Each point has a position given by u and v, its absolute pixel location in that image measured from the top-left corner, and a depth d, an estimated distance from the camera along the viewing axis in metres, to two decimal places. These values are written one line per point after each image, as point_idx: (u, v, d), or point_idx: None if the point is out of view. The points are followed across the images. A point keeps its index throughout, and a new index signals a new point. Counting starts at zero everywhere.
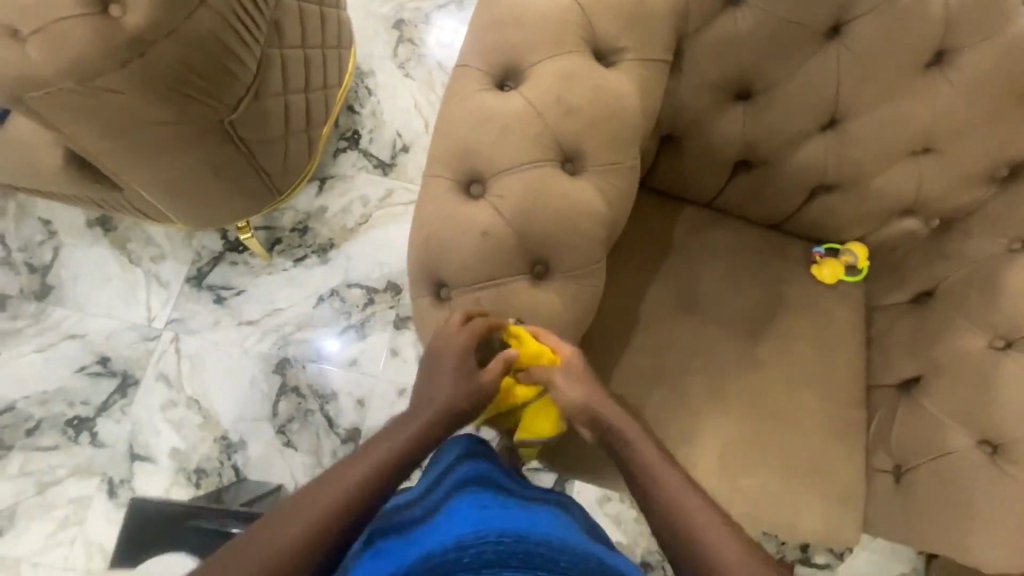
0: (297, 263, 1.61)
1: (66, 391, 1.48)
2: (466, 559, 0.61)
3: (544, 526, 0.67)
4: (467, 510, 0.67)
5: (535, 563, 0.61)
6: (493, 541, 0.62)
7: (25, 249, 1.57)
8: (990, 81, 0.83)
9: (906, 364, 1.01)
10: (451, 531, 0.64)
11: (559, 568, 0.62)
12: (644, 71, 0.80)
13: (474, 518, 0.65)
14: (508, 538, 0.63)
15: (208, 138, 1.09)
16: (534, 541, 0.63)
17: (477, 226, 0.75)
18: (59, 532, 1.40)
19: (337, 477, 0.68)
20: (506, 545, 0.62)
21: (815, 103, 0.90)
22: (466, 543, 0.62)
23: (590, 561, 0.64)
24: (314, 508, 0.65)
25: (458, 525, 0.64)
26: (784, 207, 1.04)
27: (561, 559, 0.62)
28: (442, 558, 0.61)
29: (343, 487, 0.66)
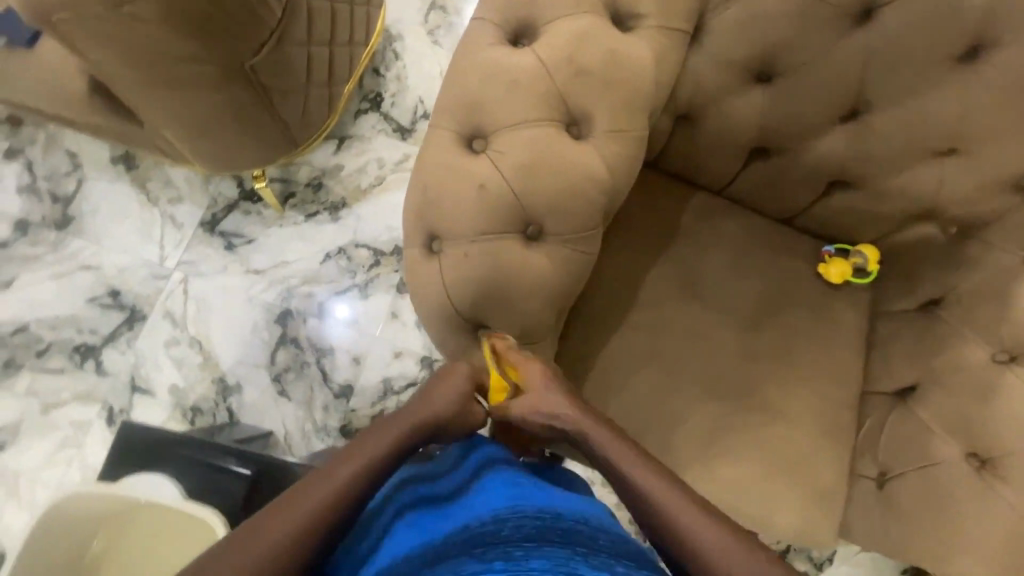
0: (308, 218, 1.63)
1: (77, 319, 1.53)
2: (503, 532, 0.56)
3: (578, 504, 0.63)
4: (499, 486, 0.63)
5: (574, 539, 0.56)
6: (530, 516, 0.58)
7: (50, 179, 1.61)
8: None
9: (904, 372, 0.98)
10: (484, 506, 0.60)
11: (600, 545, 0.57)
12: (662, 40, 0.78)
13: (506, 493, 0.62)
14: (544, 515, 0.58)
15: (229, 78, 1.11)
16: (572, 519, 0.59)
17: (475, 180, 0.75)
18: (59, 451, 1.45)
19: (323, 479, 0.64)
20: (543, 521, 0.58)
21: (838, 91, 0.87)
22: (502, 516, 0.58)
23: (626, 542, 0.60)
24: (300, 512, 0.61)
25: (494, 500, 0.61)
26: (797, 200, 1.02)
27: (600, 538, 0.58)
28: (480, 530, 0.57)
29: (329, 490, 0.63)
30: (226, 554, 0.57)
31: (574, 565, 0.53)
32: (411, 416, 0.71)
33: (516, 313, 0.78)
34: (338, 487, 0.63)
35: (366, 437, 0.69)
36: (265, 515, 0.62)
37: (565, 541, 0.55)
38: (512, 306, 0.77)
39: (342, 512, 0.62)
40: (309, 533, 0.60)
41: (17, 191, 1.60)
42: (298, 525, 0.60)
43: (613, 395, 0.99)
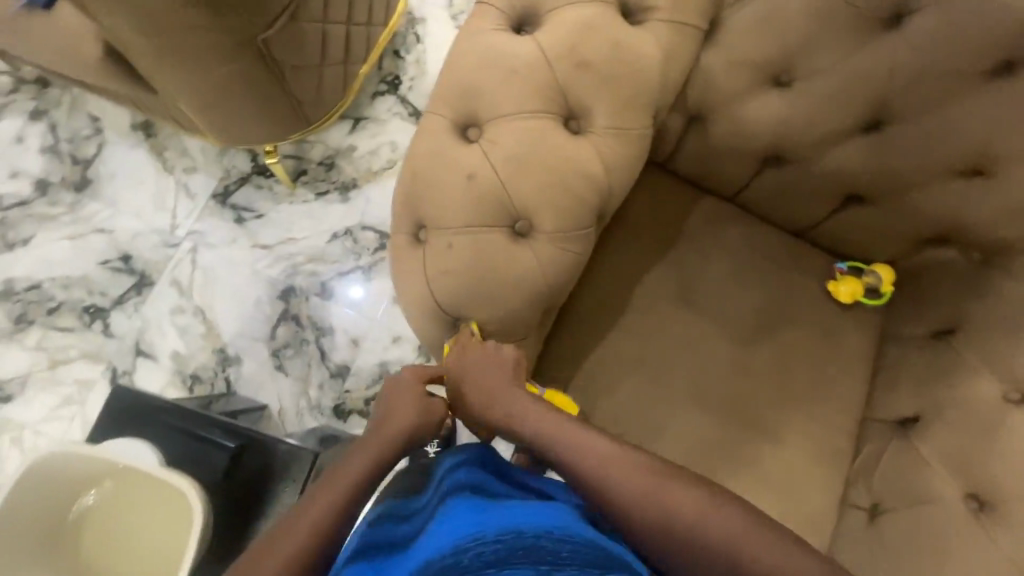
0: (318, 197, 1.63)
1: (88, 280, 1.57)
2: (464, 563, 0.55)
3: (545, 516, 0.60)
4: (460, 510, 0.60)
5: (536, 559, 0.55)
6: (492, 541, 0.56)
7: (72, 141, 1.65)
8: None
9: (908, 402, 0.93)
10: (443, 536, 0.57)
11: (563, 559, 0.56)
12: (673, 35, 0.75)
13: (467, 521, 0.58)
14: (507, 535, 0.56)
15: (242, 52, 1.11)
16: (535, 537, 0.57)
17: (464, 169, 0.73)
18: (63, 406, 1.50)
19: (292, 524, 0.65)
20: (506, 544, 0.56)
21: (859, 100, 0.82)
22: (464, 546, 0.56)
23: (595, 548, 0.58)
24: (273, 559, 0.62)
25: (457, 526, 0.58)
26: (810, 212, 0.97)
27: (563, 550, 0.56)
28: (442, 564, 0.55)
29: (301, 533, 0.64)
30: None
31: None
32: (373, 444, 0.74)
33: (497, 310, 0.75)
34: (312, 523, 0.65)
35: (333, 475, 0.70)
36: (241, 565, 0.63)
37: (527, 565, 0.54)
38: (495, 303, 0.74)
39: (313, 560, 0.63)
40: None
41: (41, 151, 1.64)
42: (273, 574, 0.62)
43: (599, 399, 0.97)
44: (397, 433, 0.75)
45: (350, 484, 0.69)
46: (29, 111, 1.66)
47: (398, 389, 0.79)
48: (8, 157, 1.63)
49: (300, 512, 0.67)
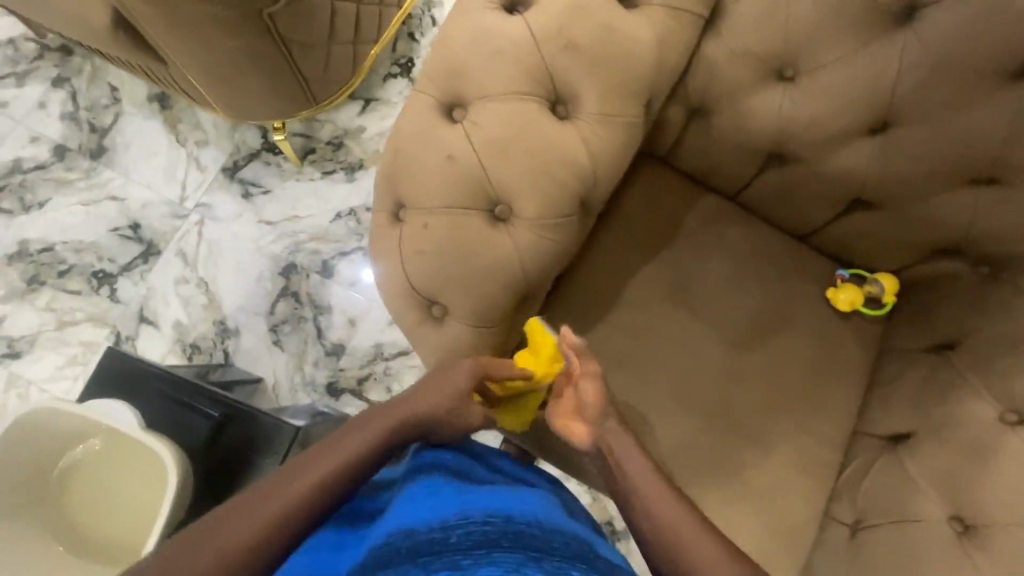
0: (324, 176, 1.64)
1: (99, 246, 1.60)
2: (452, 539, 0.52)
3: (535, 510, 0.59)
4: (446, 495, 0.59)
5: (526, 544, 0.52)
6: (480, 523, 0.54)
7: (90, 109, 1.68)
8: None
9: (901, 417, 0.90)
10: (429, 515, 0.56)
11: (552, 548, 0.53)
12: (670, 21, 0.72)
13: (454, 505, 0.57)
14: (495, 519, 0.55)
15: (246, 24, 1.11)
16: (525, 523, 0.55)
17: (445, 149, 0.72)
18: (68, 366, 1.55)
19: (281, 487, 0.60)
20: (495, 528, 0.54)
21: (866, 99, 0.78)
22: (452, 523, 0.54)
23: (580, 542, 0.57)
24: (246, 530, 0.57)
25: (445, 506, 0.57)
26: (812, 216, 0.94)
27: (553, 540, 0.54)
28: (427, 538, 0.53)
29: (280, 508, 0.58)
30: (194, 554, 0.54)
31: (525, 568, 0.49)
32: (376, 426, 0.66)
33: (472, 295, 0.74)
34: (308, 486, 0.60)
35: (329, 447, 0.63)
36: (212, 525, 0.57)
37: (516, 545, 0.51)
38: (470, 288, 0.73)
39: (302, 522, 0.59)
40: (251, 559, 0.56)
41: (60, 118, 1.68)
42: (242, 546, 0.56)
43: None
44: (405, 421, 0.67)
45: (344, 470, 0.62)
46: (51, 78, 1.70)
47: None
48: (29, 122, 1.68)
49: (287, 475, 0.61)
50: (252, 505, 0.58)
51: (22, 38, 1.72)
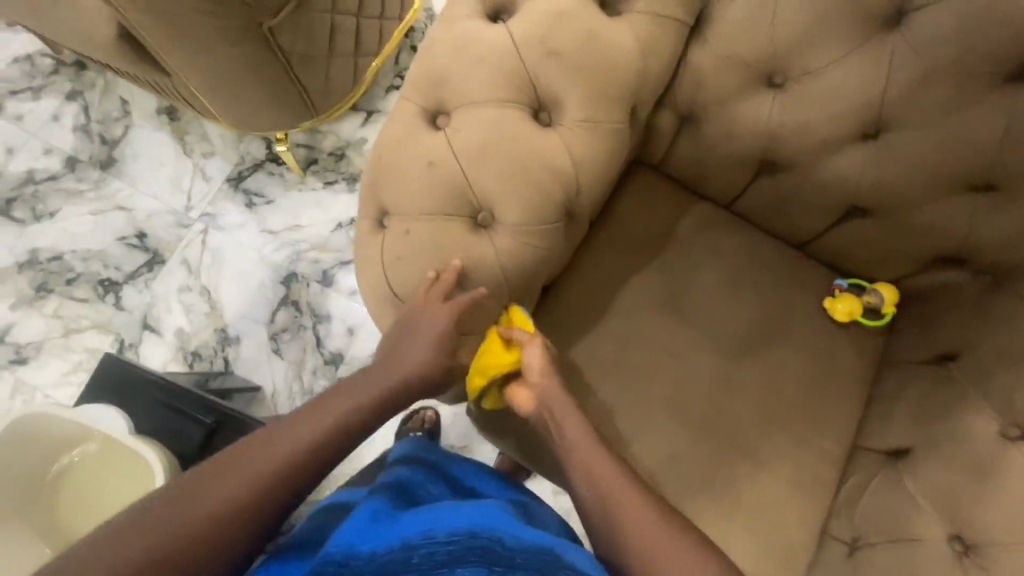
0: (326, 186, 1.66)
1: (106, 254, 1.63)
2: (415, 560, 0.59)
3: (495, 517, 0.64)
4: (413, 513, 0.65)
5: (485, 558, 0.59)
6: (441, 542, 0.60)
7: (102, 121, 1.73)
8: None
9: (901, 431, 0.87)
10: (395, 533, 0.62)
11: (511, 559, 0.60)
12: (653, 28, 0.73)
13: (418, 522, 0.63)
14: (457, 538, 0.61)
15: (246, 37, 1.14)
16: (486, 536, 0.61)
17: (428, 156, 0.72)
18: (72, 372, 1.57)
19: (249, 453, 0.65)
20: (457, 544, 0.60)
21: (856, 104, 0.77)
22: (414, 543, 0.60)
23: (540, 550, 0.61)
24: (218, 493, 0.61)
25: (409, 524, 0.63)
26: (808, 224, 0.92)
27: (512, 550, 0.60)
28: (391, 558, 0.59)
29: (253, 472, 0.64)
30: (160, 516, 0.58)
31: None
32: (345, 408, 0.72)
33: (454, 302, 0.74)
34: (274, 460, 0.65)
35: (295, 420, 0.70)
36: (183, 490, 0.61)
37: (476, 562, 0.58)
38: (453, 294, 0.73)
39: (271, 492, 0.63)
40: (220, 525, 0.60)
41: (73, 130, 1.73)
42: (216, 507, 0.60)
43: None
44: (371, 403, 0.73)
45: (310, 440, 0.68)
46: (65, 92, 1.75)
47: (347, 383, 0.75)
48: (43, 134, 1.72)
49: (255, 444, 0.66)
50: (223, 471, 0.63)
51: (39, 54, 1.78)
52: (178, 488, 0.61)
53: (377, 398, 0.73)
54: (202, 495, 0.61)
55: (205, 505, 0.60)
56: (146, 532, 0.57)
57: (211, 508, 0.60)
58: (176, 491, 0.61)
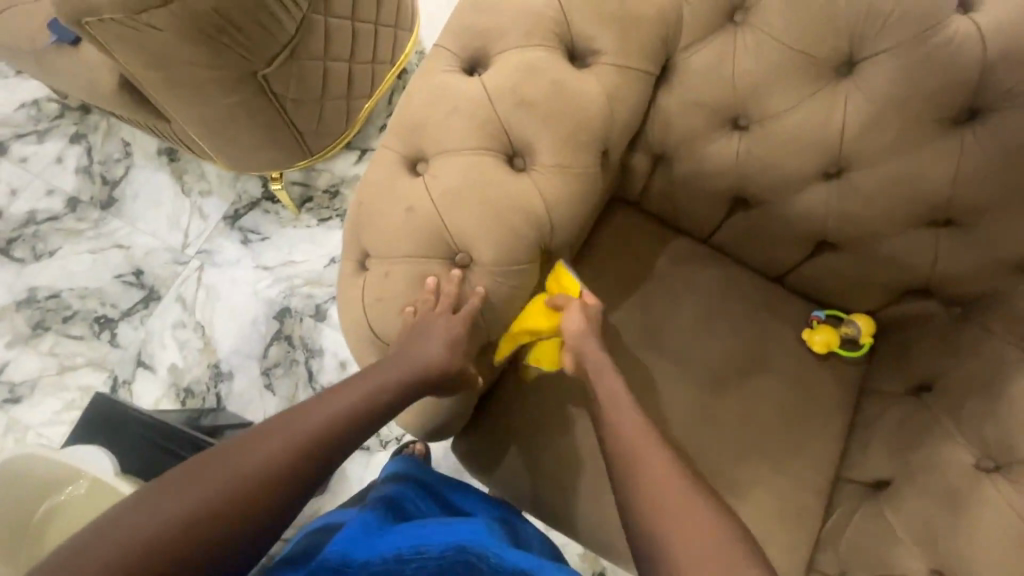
0: (321, 223, 1.70)
1: (103, 292, 1.66)
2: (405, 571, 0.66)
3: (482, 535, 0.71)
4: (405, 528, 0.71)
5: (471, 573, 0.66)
6: (431, 556, 0.68)
7: (103, 163, 1.78)
8: (1018, 153, 0.72)
9: (882, 463, 0.87)
10: (390, 544, 0.68)
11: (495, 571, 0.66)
12: (618, 79, 0.77)
13: (410, 535, 0.70)
14: (450, 553, 0.68)
15: (242, 85, 1.19)
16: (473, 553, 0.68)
17: (406, 201, 0.75)
18: (65, 411, 1.58)
19: (242, 452, 0.64)
20: (445, 559, 0.67)
21: (815, 146, 0.80)
22: (405, 556, 0.67)
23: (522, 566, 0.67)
24: (219, 482, 0.61)
25: (401, 538, 0.70)
26: (782, 257, 0.95)
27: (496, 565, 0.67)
28: (383, 567, 0.66)
29: (236, 473, 0.62)
30: (148, 511, 0.57)
31: None
32: (336, 408, 0.72)
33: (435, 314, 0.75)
34: (265, 459, 0.64)
35: (296, 414, 0.70)
36: (184, 478, 0.61)
37: None
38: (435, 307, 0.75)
39: (263, 494, 0.63)
40: (207, 523, 0.59)
41: (75, 171, 1.78)
42: (195, 508, 0.59)
43: (550, 437, 0.92)
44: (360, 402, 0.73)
45: (309, 436, 0.68)
46: (69, 135, 1.81)
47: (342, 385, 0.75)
48: (46, 175, 1.78)
49: (249, 442, 0.66)
50: (225, 460, 0.63)
51: (45, 99, 1.85)
52: (180, 475, 0.61)
53: (377, 401, 0.74)
54: (203, 483, 0.61)
55: (192, 500, 0.59)
56: (147, 518, 0.57)
57: (212, 496, 0.60)
58: (176, 478, 0.61)
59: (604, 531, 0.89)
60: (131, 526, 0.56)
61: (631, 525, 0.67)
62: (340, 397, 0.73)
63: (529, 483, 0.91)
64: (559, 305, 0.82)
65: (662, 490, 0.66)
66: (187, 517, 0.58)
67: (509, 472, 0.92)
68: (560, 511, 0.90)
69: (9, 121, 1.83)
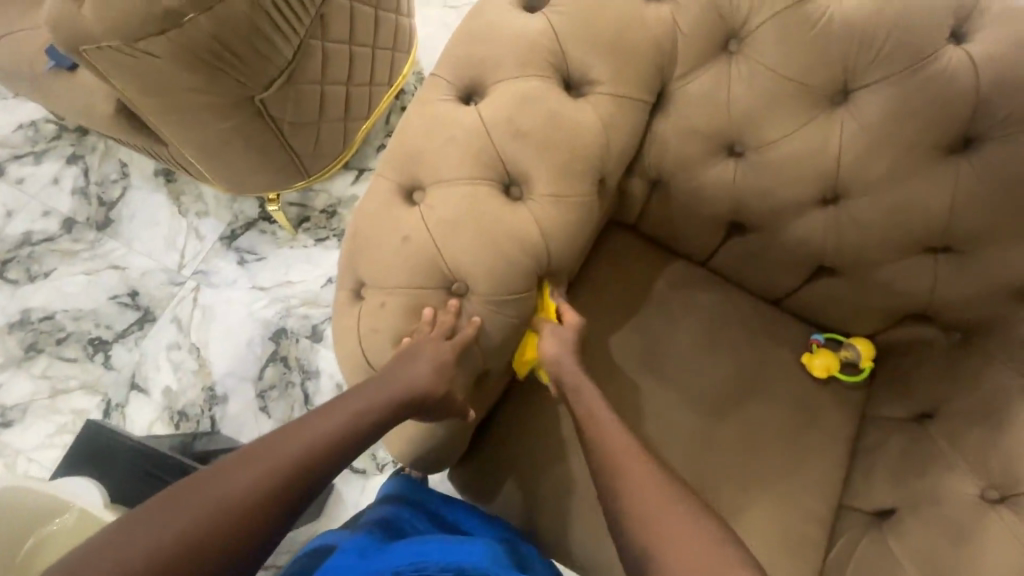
0: (317, 243, 1.69)
1: (98, 313, 1.65)
2: None
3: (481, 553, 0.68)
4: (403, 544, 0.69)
5: None
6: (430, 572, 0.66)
7: (100, 184, 1.78)
8: (1012, 182, 0.72)
9: (886, 491, 0.86)
10: (388, 561, 0.67)
11: None
12: (614, 107, 0.77)
13: (409, 551, 0.68)
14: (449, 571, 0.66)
15: (240, 110, 1.19)
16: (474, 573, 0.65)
17: (402, 231, 0.75)
18: (57, 435, 1.55)
19: (227, 475, 0.63)
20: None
21: (811, 174, 0.80)
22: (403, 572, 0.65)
23: None
24: (203, 505, 0.61)
25: (399, 554, 0.68)
26: (780, 281, 0.94)
27: None
28: None
29: (220, 497, 0.62)
30: (135, 535, 0.58)
31: None
32: (323, 431, 0.70)
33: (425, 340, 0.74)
34: (250, 483, 0.63)
35: (284, 434, 0.69)
36: (172, 500, 0.61)
37: None
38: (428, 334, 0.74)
39: (249, 521, 0.62)
40: (191, 549, 0.58)
41: (72, 193, 1.77)
42: (179, 534, 0.58)
43: (548, 465, 0.90)
44: (347, 425, 0.72)
45: (294, 462, 0.67)
46: (67, 155, 1.81)
47: (326, 409, 0.73)
48: (43, 196, 1.77)
49: (234, 467, 0.65)
50: (211, 482, 0.62)
51: (43, 120, 1.85)
52: (167, 497, 0.61)
53: (366, 421, 0.73)
54: (187, 509, 0.60)
55: (175, 525, 0.59)
56: (135, 542, 0.57)
57: (196, 522, 0.60)
58: (164, 500, 0.61)
59: (605, 563, 0.87)
60: (118, 551, 0.56)
61: (634, 562, 0.66)
62: (328, 418, 0.71)
63: (527, 513, 0.90)
64: (536, 328, 0.82)
65: (663, 525, 0.65)
66: (170, 544, 0.58)
67: (507, 502, 0.91)
68: (560, 542, 0.89)
69: (5, 143, 1.83)
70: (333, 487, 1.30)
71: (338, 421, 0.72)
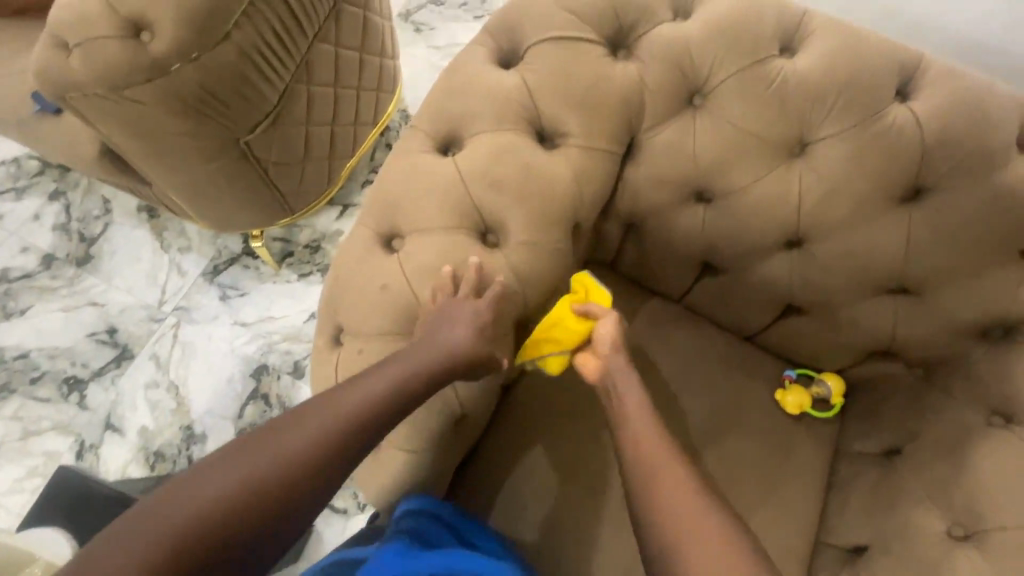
0: (300, 278, 1.70)
1: (74, 351, 1.63)
2: None
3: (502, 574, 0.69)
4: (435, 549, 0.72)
5: None
6: None
7: (81, 220, 1.77)
8: (957, 229, 0.77)
9: (859, 527, 0.87)
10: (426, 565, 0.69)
11: None
12: (585, 158, 0.81)
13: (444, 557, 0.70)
14: None
15: (224, 152, 1.21)
16: None
17: (381, 278, 0.77)
18: (26, 479, 1.51)
19: (193, 489, 0.58)
20: None
21: (776, 220, 0.84)
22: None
23: None
24: (169, 521, 0.56)
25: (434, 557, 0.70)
26: (752, 319, 0.97)
27: None
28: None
29: (187, 512, 0.57)
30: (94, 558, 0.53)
31: None
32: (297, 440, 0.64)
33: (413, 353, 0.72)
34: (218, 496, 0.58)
35: (255, 444, 0.63)
36: (133, 515, 0.56)
37: None
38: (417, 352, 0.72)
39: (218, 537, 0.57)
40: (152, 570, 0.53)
41: (52, 229, 1.76)
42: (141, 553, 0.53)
43: (528, 507, 0.90)
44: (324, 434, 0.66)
45: (265, 473, 0.61)
46: (48, 192, 1.81)
47: (298, 419, 0.66)
48: (22, 232, 1.76)
49: (202, 480, 0.59)
50: (178, 497, 0.57)
51: (25, 156, 1.85)
52: (130, 513, 0.57)
53: (343, 430, 0.67)
54: (150, 526, 0.55)
55: (137, 544, 0.54)
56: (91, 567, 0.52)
57: (158, 540, 0.54)
58: (121, 522, 0.56)
59: None
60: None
61: None
62: (307, 426, 0.66)
63: None
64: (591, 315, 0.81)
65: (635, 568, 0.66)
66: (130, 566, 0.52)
67: None
68: None
69: None
70: (313, 530, 1.28)
71: (311, 432, 0.65)
